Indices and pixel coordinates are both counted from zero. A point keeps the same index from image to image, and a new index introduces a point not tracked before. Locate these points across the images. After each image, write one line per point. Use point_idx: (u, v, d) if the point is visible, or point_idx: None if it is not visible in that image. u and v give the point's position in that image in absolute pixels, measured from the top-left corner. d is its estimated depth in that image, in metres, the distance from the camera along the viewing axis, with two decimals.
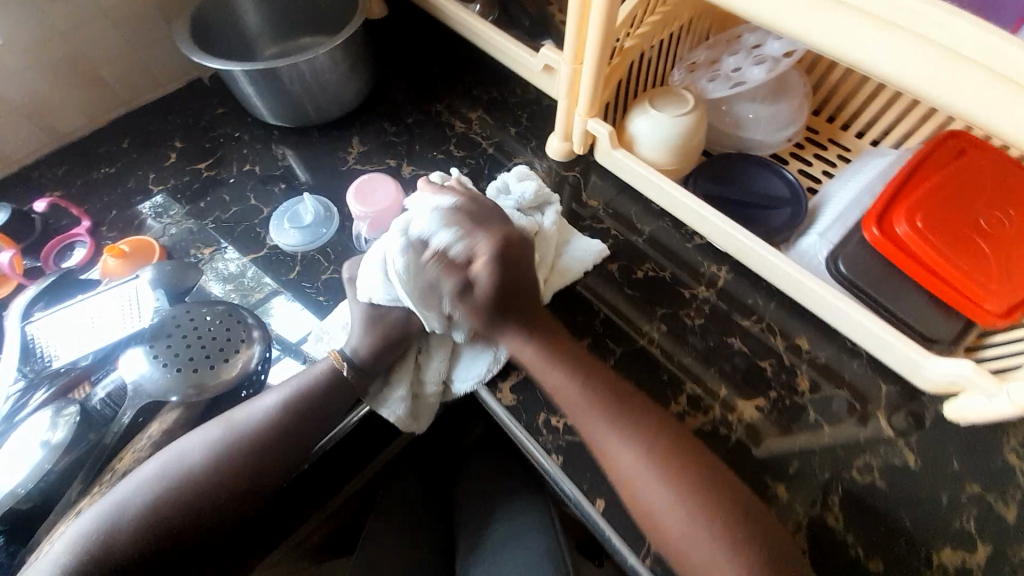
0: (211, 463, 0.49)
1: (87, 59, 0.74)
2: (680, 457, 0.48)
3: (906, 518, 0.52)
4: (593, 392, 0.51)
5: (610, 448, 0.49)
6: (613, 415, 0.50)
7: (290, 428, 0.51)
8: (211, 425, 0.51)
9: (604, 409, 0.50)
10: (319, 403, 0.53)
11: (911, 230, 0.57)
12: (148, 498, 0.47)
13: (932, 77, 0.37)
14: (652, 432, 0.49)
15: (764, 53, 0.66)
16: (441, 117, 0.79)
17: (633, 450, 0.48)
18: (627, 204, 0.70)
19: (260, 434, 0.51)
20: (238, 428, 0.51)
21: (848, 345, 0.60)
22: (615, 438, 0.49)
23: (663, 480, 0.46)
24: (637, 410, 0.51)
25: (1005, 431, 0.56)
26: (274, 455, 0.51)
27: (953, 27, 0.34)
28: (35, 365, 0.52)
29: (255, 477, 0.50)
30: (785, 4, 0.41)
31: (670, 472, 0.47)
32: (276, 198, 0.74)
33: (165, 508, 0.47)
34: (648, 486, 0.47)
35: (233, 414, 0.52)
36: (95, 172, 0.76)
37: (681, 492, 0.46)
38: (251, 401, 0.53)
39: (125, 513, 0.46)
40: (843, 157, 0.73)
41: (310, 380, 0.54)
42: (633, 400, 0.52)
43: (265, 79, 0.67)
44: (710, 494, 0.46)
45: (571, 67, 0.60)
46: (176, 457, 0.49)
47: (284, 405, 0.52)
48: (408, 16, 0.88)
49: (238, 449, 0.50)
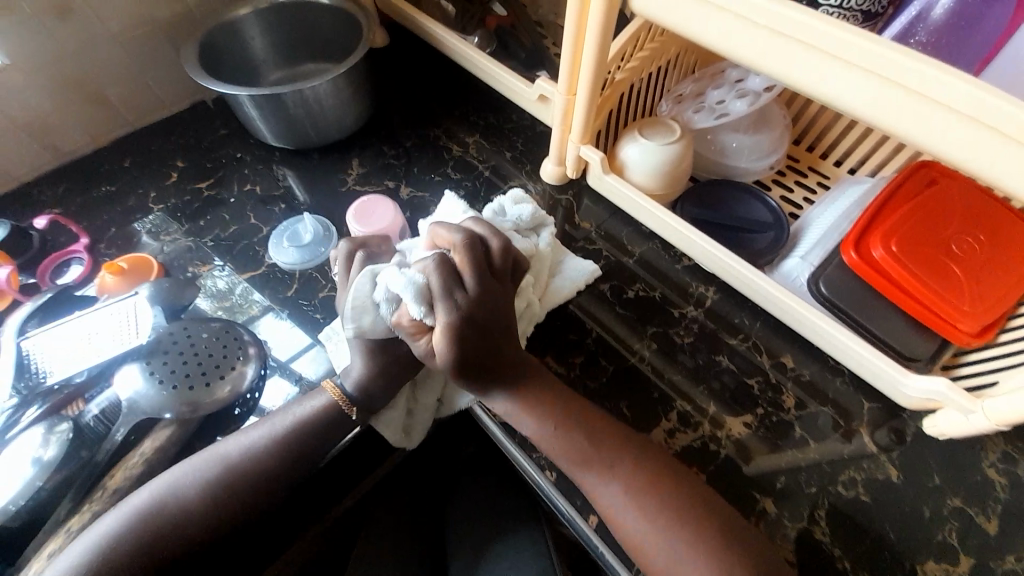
0: (207, 494, 0.48)
1: (93, 81, 0.76)
2: (664, 491, 0.48)
3: (891, 533, 0.53)
4: (573, 430, 0.51)
5: (593, 488, 0.49)
6: (603, 455, 0.50)
7: (289, 455, 0.52)
8: (209, 453, 0.51)
9: (585, 447, 0.50)
10: (318, 434, 0.53)
11: (887, 253, 0.60)
12: (141, 531, 0.46)
13: (901, 114, 0.40)
14: (634, 470, 0.49)
15: (746, 88, 0.70)
16: (439, 141, 0.82)
17: (616, 489, 0.48)
18: (618, 226, 0.73)
19: (262, 461, 0.51)
20: (238, 455, 0.51)
21: (831, 363, 0.62)
22: (596, 479, 0.49)
23: (647, 519, 0.47)
24: (627, 447, 0.50)
25: (983, 447, 0.58)
26: (271, 484, 0.51)
27: (919, 71, 0.37)
28: (29, 382, 0.52)
29: (251, 504, 0.50)
30: (764, 46, 0.44)
31: (654, 507, 0.47)
32: (275, 218, 0.75)
33: (161, 538, 0.47)
34: (634, 523, 0.47)
35: (231, 442, 0.52)
36: (95, 190, 0.77)
37: (664, 530, 0.46)
38: (244, 434, 0.53)
39: (117, 546, 0.45)
40: (822, 184, 0.77)
41: (306, 414, 0.54)
42: (613, 437, 0.51)
43: (269, 103, 0.69)
44: (696, 527, 0.46)
45: (564, 97, 0.63)
46: (171, 485, 0.49)
47: (282, 433, 0.52)
48: (408, 45, 0.92)
49: (229, 482, 0.49)
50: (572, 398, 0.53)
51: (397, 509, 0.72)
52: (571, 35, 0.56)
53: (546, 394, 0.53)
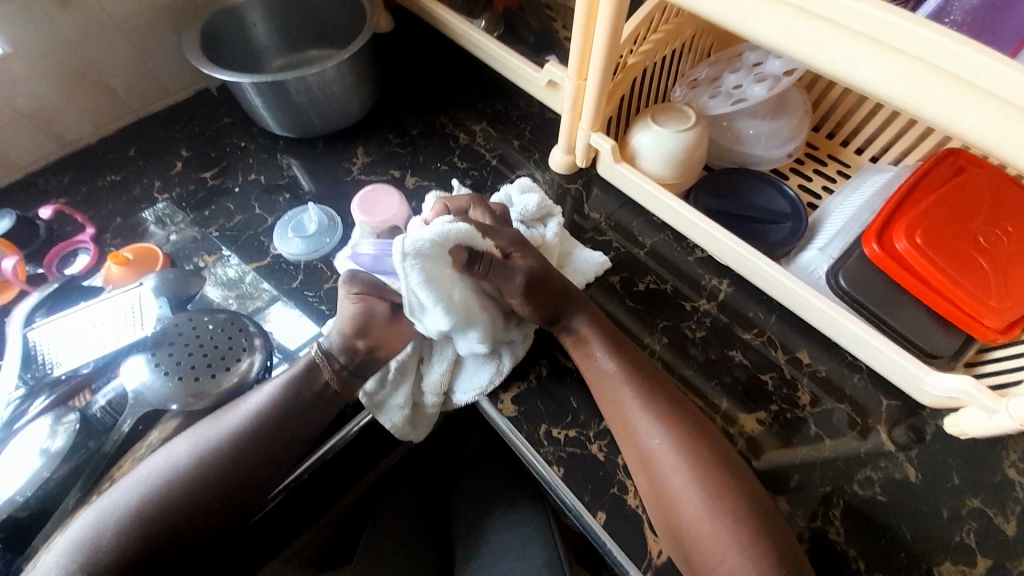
0: (194, 465, 0.48)
1: (96, 68, 0.75)
2: (707, 443, 0.49)
3: (907, 533, 0.52)
4: (633, 376, 0.52)
5: (636, 425, 0.50)
6: (650, 404, 0.50)
7: (276, 421, 0.51)
8: (198, 424, 0.51)
9: (639, 389, 0.51)
10: (304, 401, 0.52)
11: (911, 245, 0.58)
12: (135, 503, 0.46)
13: (930, 97, 0.38)
14: (684, 418, 0.50)
15: (765, 71, 0.67)
16: (446, 129, 0.80)
17: (659, 431, 0.49)
18: (629, 217, 0.71)
19: (250, 426, 0.50)
20: (226, 424, 0.50)
21: (848, 359, 0.60)
22: (644, 417, 0.50)
23: (685, 461, 0.47)
24: (674, 401, 0.51)
25: (1005, 446, 0.56)
26: (259, 451, 0.50)
27: (950, 50, 0.35)
28: (36, 373, 0.53)
29: (239, 476, 0.49)
30: (784, 25, 0.42)
31: (694, 462, 0.47)
32: (280, 207, 0.74)
33: (153, 510, 0.46)
34: (669, 465, 0.47)
35: (218, 413, 0.51)
36: (100, 179, 0.77)
37: (701, 472, 0.47)
38: (237, 401, 0.52)
39: (112, 517, 0.46)
40: (841, 173, 0.74)
41: (292, 377, 0.53)
42: (670, 389, 0.53)
43: (272, 90, 0.68)
44: (730, 479, 0.47)
45: (574, 83, 0.61)
46: (163, 459, 0.49)
47: (269, 400, 0.51)
48: (414, 30, 0.90)
49: (221, 448, 0.49)
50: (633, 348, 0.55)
51: (403, 502, 0.72)
52: (582, 17, 0.54)
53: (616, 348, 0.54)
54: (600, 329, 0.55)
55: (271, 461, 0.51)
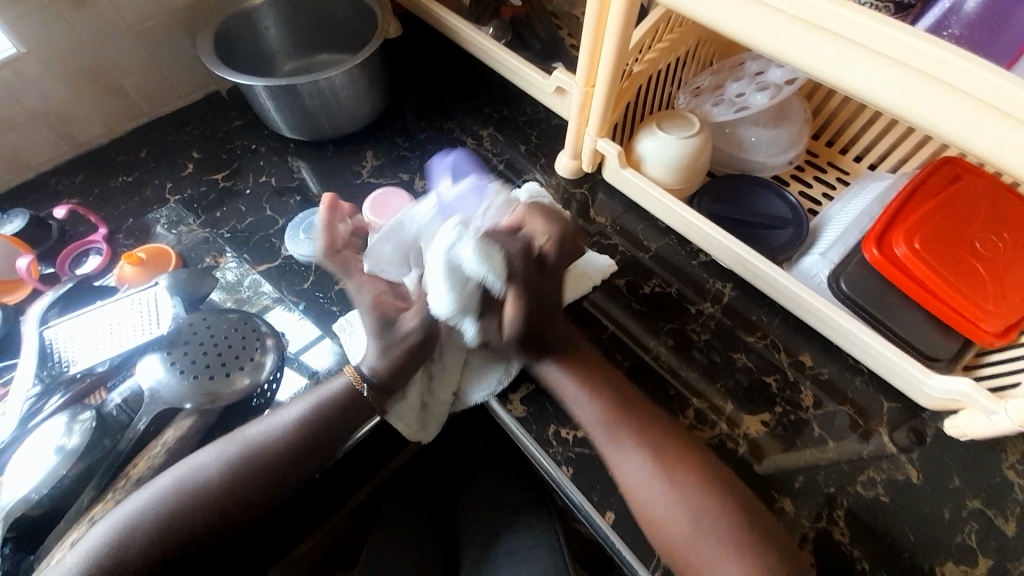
0: (226, 477, 0.49)
1: (109, 71, 0.76)
2: (688, 463, 0.50)
3: (909, 533, 0.53)
4: (606, 407, 0.53)
5: (617, 458, 0.51)
6: (619, 430, 0.52)
7: (308, 443, 0.52)
8: (229, 437, 0.51)
9: (613, 419, 0.52)
10: (337, 418, 0.53)
11: (910, 251, 0.59)
12: (162, 514, 0.47)
13: (934, 109, 0.39)
14: (660, 443, 0.51)
15: (767, 80, 0.69)
16: (454, 134, 0.82)
17: (639, 461, 0.50)
18: (634, 221, 0.72)
19: (281, 445, 0.51)
20: (257, 439, 0.51)
21: (849, 362, 0.61)
22: (623, 447, 0.51)
23: (668, 487, 0.48)
24: (647, 424, 0.52)
25: (1004, 448, 0.57)
26: (288, 468, 0.51)
27: (955, 65, 0.36)
28: (52, 370, 0.53)
29: (268, 490, 0.50)
30: (792, 38, 0.43)
31: (669, 485, 0.48)
32: (290, 209, 0.75)
33: (181, 521, 0.47)
34: (648, 490, 0.49)
35: (250, 427, 0.52)
36: (112, 180, 0.78)
37: (685, 496, 0.48)
38: (269, 416, 0.53)
39: (140, 526, 0.46)
40: (842, 180, 0.75)
41: (327, 397, 0.54)
42: (646, 412, 0.53)
43: (285, 93, 0.69)
44: (714, 497, 0.48)
45: (582, 90, 0.62)
46: (189, 470, 0.49)
47: (303, 418, 0.53)
48: (422, 36, 0.91)
49: (252, 463, 0.50)
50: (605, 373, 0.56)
51: (410, 503, 0.72)
52: (592, 25, 0.55)
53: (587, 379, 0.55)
54: (569, 357, 0.56)
55: (298, 477, 0.52)
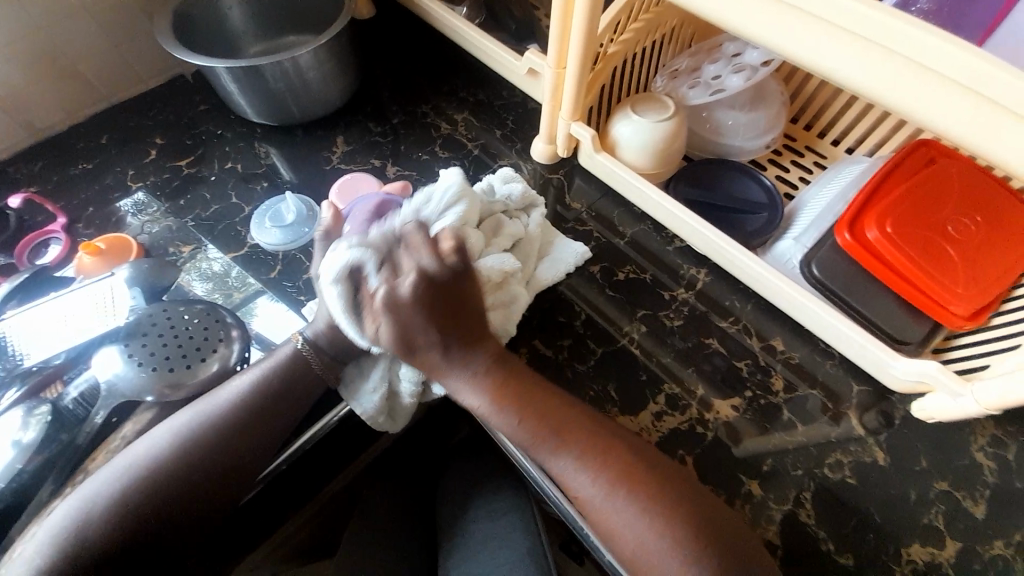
0: (177, 450, 0.49)
1: (64, 53, 0.73)
2: (638, 473, 0.47)
3: (875, 514, 0.54)
4: (545, 421, 0.48)
5: (564, 475, 0.48)
6: (564, 441, 0.48)
7: (258, 409, 0.52)
8: (177, 414, 0.51)
9: (557, 430, 0.48)
10: (286, 385, 0.54)
11: (882, 234, 0.59)
12: (116, 495, 0.46)
13: (903, 89, 0.39)
14: (608, 455, 0.48)
15: (743, 62, 0.67)
16: (427, 118, 0.80)
17: (588, 478, 0.47)
18: (610, 207, 0.71)
19: (235, 413, 0.51)
20: (208, 411, 0.51)
21: (821, 346, 0.61)
22: (568, 463, 0.47)
23: (622, 502, 0.45)
24: (589, 432, 0.49)
25: (971, 430, 0.58)
26: (241, 437, 0.51)
27: (922, 42, 0.36)
28: (6, 365, 0.51)
29: (223, 460, 0.50)
30: (762, 16, 0.42)
31: (623, 497, 0.46)
32: (258, 196, 0.73)
33: (137, 498, 0.47)
34: (602, 506, 0.46)
35: (198, 401, 0.51)
36: (72, 168, 0.75)
37: (640, 510, 0.45)
38: (224, 384, 0.53)
39: (93, 508, 0.46)
40: (819, 164, 0.75)
41: (279, 363, 0.55)
42: (589, 423, 0.49)
43: (248, 75, 0.67)
44: (667, 505, 0.45)
45: (553, 72, 0.61)
46: (143, 447, 0.49)
47: (253, 385, 0.53)
48: (395, 16, 0.89)
49: (206, 436, 0.50)
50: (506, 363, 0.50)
51: (388, 492, 0.72)
52: (560, 3, 0.54)
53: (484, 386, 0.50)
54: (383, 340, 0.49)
55: (253, 447, 0.51)
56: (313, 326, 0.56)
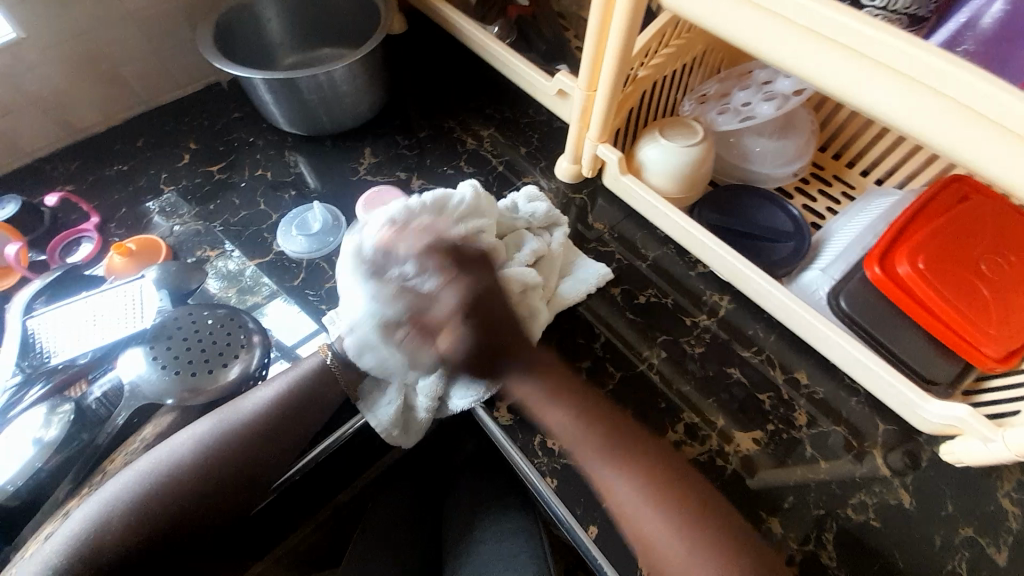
0: (200, 457, 0.49)
1: (108, 58, 0.75)
2: (672, 480, 0.50)
3: (898, 560, 0.52)
4: (588, 421, 0.54)
5: (602, 477, 0.51)
6: (602, 441, 0.52)
7: (279, 421, 0.52)
8: (201, 420, 0.51)
9: (595, 436, 0.53)
10: (309, 398, 0.55)
11: (912, 270, 0.58)
12: (137, 498, 0.47)
13: (940, 125, 0.38)
14: (643, 459, 0.51)
15: (775, 90, 0.67)
16: (454, 133, 0.81)
17: (623, 482, 0.50)
18: (633, 229, 0.71)
19: (255, 423, 0.52)
20: (229, 421, 0.51)
21: (846, 381, 0.60)
22: (604, 466, 0.51)
23: (656, 508, 0.48)
24: (625, 441, 0.52)
25: (1000, 476, 0.56)
26: (262, 448, 0.51)
27: (960, 80, 0.35)
28: (34, 360, 0.52)
29: (243, 469, 0.50)
30: (798, 47, 0.42)
31: (655, 502, 0.48)
32: (285, 204, 0.74)
33: (159, 502, 0.47)
34: (638, 510, 0.48)
35: (222, 409, 0.52)
36: (107, 168, 0.77)
37: (672, 519, 0.47)
38: (242, 396, 0.53)
39: (114, 509, 0.46)
40: (846, 194, 0.74)
41: (299, 377, 0.55)
42: (629, 435, 0.53)
43: (283, 87, 0.68)
44: (697, 511, 0.48)
45: (583, 94, 0.61)
46: (165, 452, 0.49)
47: (274, 398, 0.53)
48: (427, 33, 0.90)
49: (225, 445, 0.50)
50: (560, 373, 0.58)
51: (396, 504, 0.71)
52: (595, 28, 0.54)
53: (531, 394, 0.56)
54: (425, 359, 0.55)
55: (273, 457, 0.52)
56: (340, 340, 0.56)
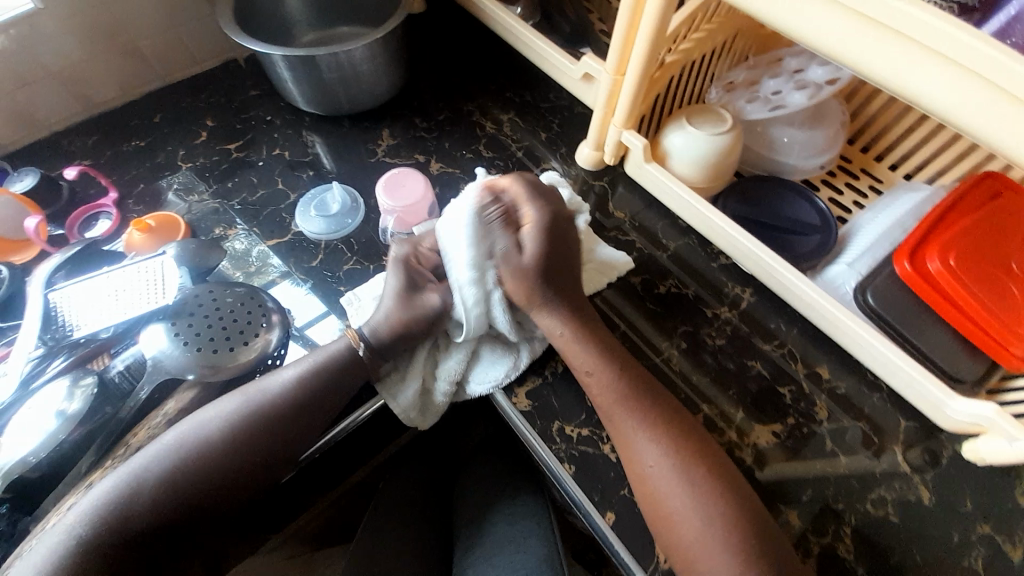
0: (227, 435, 0.49)
1: (126, 31, 0.74)
2: (706, 466, 0.48)
3: (916, 556, 0.51)
4: (626, 387, 0.51)
5: (633, 444, 0.49)
6: (636, 408, 0.50)
7: (307, 401, 0.52)
8: (228, 397, 0.51)
9: (631, 402, 0.51)
10: (334, 381, 0.53)
11: (943, 267, 0.57)
12: (166, 471, 0.47)
13: (992, 120, 0.36)
14: (679, 435, 0.49)
15: (806, 78, 0.65)
16: (473, 116, 0.79)
17: (654, 451, 0.48)
18: (654, 218, 0.70)
19: (282, 401, 0.51)
20: (257, 399, 0.51)
21: (868, 377, 0.59)
22: (640, 434, 0.49)
23: (686, 488, 0.46)
24: (665, 411, 0.50)
25: (1021, 476, 0.55)
26: (285, 427, 0.51)
27: (1019, 72, 0.34)
28: (56, 334, 0.52)
29: (267, 448, 0.50)
30: (846, 33, 0.40)
31: (688, 482, 0.46)
32: (303, 184, 0.73)
33: (185, 478, 0.47)
34: (668, 486, 0.47)
35: (248, 388, 0.52)
36: (125, 144, 0.76)
37: (700, 502, 0.46)
38: (270, 375, 0.53)
39: (143, 482, 0.46)
40: (873, 188, 0.72)
41: (326, 358, 0.54)
42: (664, 405, 0.51)
43: (303, 65, 0.67)
44: (724, 503, 0.46)
45: (611, 78, 0.60)
46: (194, 427, 0.49)
47: (301, 377, 0.53)
48: (447, 13, 0.88)
49: (253, 424, 0.50)
50: (605, 339, 0.55)
51: (408, 485, 0.72)
52: (628, 8, 0.52)
53: (569, 345, 0.54)
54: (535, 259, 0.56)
55: (293, 437, 0.51)
56: (371, 323, 0.55)
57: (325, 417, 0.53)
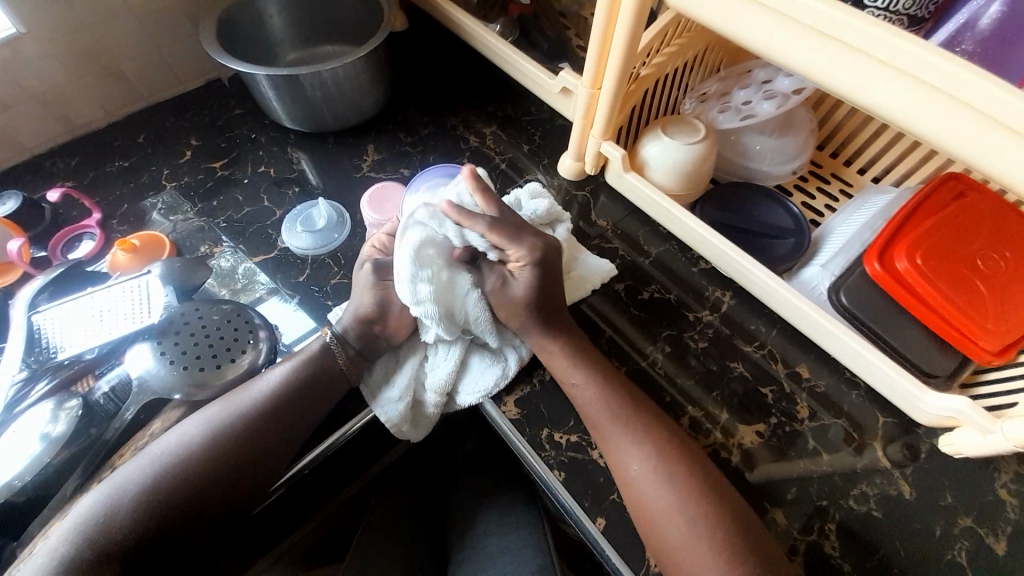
0: (208, 444, 0.49)
1: (109, 53, 0.75)
2: (689, 469, 0.49)
3: (898, 549, 0.53)
4: (610, 396, 0.53)
5: (618, 453, 0.51)
6: (619, 415, 0.52)
7: (289, 407, 0.52)
8: (208, 407, 0.51)
9: (616, 411, 0.52)
10: (315, 382, 0.54)
11: (911, 266, 0.59)
12: (149, 480, 0.47)
13: (934, 119, 0.39)
14: (660, 439, 0.51)
15: (774, 89, 0.68)
16: (456, 131, 0.81)
17: (638, 458, 0.50)
18: (636, 226, 0.71)
19: (262, 406, 0.51)
20: (237, 406, 0.51)
21: (847, 375, 0.61)
22: (624, 442, 0.51)
23: (670, 493, 0.48)
24: (648, 416, 0.52)
25: (996, 467, 0.57)
26: (266, 434, 0.51)
27: (965, 80, 0.36)
28: (39, 356, 0.52)
29: (251, 451, 0.50)
30: (806, 48, 0.42)
31: (672, 485, 0.48)
32: (289, 200, 0.74)
33: (169, 489, 0.47)
34: (653, 490, 0.48)
35: (228, 395, 0.52)
36: (109, 164, 0.77)
37: (683, 504, 0.47)
38: (251, 382, 0.53)
39: (125, 496, 0.46)
40: (844, 192, 0.75)
41: (306, 363, 0.55)
42: (646, 409, 0.53)
43: (287, 83, 0.68)
44: (705, 504, 0.47)
45: (588, 92, 0.62)
46: (175, 437, 0.49)
47: (282, 382, 0.53)
48: (429, 30, 0.91)
49: (233, 431, 0.50)
50: (589, 348, 0.56)
51: (400, 498, 0.72)
52: (601, 26, 0.54)
53: (553, 363, 0.55)
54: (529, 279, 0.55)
55: (277, 445, 0.51)
56: (342, 322, 0.56)
57: (307, 420, 0.53)
